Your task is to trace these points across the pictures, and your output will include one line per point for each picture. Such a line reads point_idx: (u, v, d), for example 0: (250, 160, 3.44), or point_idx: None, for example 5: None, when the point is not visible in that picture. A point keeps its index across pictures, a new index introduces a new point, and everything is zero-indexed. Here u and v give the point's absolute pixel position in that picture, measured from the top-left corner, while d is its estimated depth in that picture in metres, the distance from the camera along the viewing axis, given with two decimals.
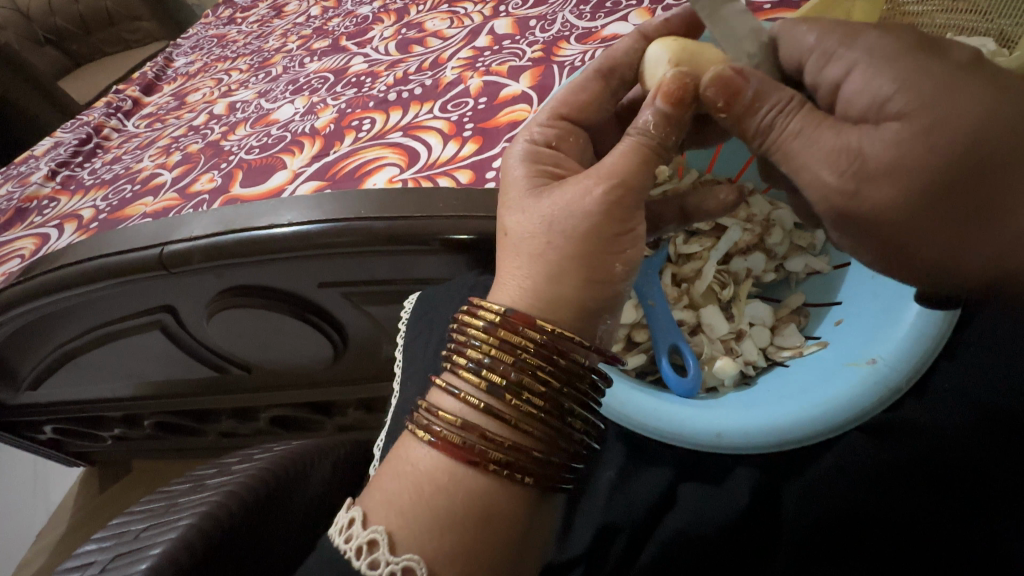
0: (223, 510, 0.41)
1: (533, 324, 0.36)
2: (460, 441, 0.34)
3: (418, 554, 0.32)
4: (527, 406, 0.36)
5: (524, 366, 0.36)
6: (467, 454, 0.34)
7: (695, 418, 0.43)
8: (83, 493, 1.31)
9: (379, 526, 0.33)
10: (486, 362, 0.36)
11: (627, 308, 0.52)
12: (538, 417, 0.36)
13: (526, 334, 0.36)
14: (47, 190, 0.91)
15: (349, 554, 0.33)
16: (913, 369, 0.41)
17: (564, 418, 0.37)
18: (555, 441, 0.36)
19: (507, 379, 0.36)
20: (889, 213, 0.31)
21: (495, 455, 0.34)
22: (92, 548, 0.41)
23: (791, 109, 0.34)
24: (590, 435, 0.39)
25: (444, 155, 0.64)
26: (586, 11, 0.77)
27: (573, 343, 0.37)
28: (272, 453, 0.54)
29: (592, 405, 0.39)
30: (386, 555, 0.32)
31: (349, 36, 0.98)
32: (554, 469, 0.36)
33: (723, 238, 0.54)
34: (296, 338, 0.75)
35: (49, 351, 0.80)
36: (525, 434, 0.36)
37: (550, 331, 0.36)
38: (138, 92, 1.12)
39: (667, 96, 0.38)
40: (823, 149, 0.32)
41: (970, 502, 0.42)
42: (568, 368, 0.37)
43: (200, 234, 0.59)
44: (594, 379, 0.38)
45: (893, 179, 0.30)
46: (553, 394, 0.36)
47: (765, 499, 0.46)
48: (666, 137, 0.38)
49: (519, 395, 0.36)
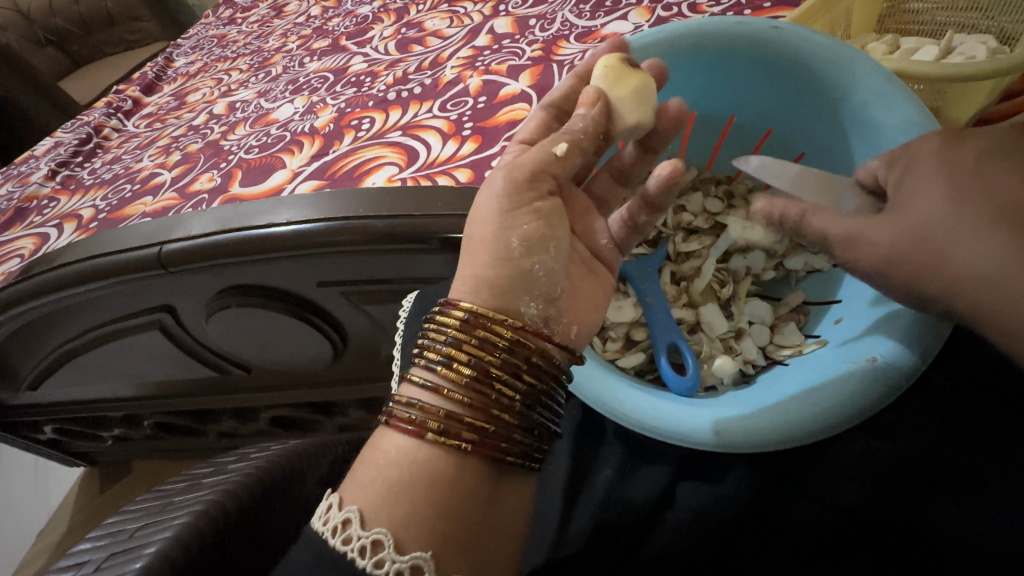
0: (218, 509, 0.41)
1: (458, 304, 0.38)
2: (403, 417, 0.36)
3: (387, 528, 0.32)
4: (459, 376, 0.37)
5: (455, 340, 0.37)
6: (409, 427, 0.35)
7: (687, 415, 0.43)
8: (83, 494, 1.31)
9: (353, 506, 0.32)
10: (425, 343, 0.39)
11: (626, 306, 0.52)
12: (468, 384, 0.36)
13: (452, 313, 0.38)
14: (46, 190, 0.91)
15: (323, 534, 0.32)
16: (914, 367, 0.40)
17: (497, 388, 0.37)
18: (491, 410, 0.36)
19: (441, 354, 0.37)
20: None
21: (432, 424, 0.35)
22: (86, 546, 0.41)
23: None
24: (545, 415, 0.39)
25: (443, 154, 0.64)
26: (586, 10, 0.77)
27: (493, 316, 0.38)
28: (268, 452, 0.54)
29: (544, 382, 0.39)
30: (358, 529, 0.31)
31: (349, 36, 0.98)
32: (496, 440, 0.36)
33: (723, 236, 0.55)
34: (296, 338, 0.75)
35: (49, 351, 0.81)
36: (464, 405, 0.36)
37: (473, 308, 0.38)
38: (138, 92, 1.12)
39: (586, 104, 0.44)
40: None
41: (974, 503, 0.42)
42: (496, 338, 0.37)
43: (198, 233, 0.59)
44: (531, 351, 0.38)
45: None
46: (482, 363, 0.37)
47: (766, 498, 0.45)
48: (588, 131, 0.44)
49: (451, 366, 0.37)
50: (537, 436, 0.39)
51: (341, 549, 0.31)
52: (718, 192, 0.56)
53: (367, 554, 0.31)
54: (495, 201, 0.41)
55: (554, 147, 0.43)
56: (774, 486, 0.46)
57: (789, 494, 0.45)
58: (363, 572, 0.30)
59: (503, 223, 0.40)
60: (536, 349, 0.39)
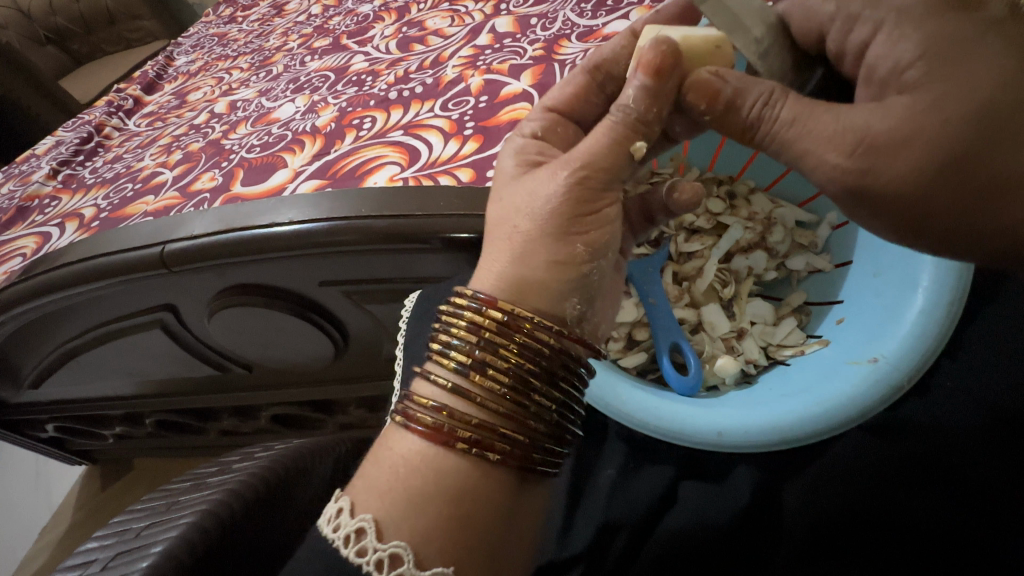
0: (224, 508, 0.41)
1: (495, 303, 0.37)
2: (431, 424, 0.35)
3: (405, 540, 0.32)
4: (493, 383, 0.36)
5: (489, 343, 0.37)
6: (438, 435, 0.35)
7: (700, 416, 0.43)
8: (84, 492, 1.31)
9: (367, 515, 0.33)
10: (454, 343, 0.37)
11: (628, 306, 0.52)
12: (502, 394, 0.36)
13: (489, 313, 0.37)
14: (48, 188, 0.91)
15: (336, 543, 0.33)
16: (914, 368, 0.41)
17: (535, 398, 0.37)
18: (524, 420, 0.37)
19: (473, 358, 0.37)
20: (908, 184, 0.33)
21: (462, 433, 0.35)
22: (93, 545, 0.42)
23: (776, 100, 0.35)
24: (569, 419, 0.40)
25: (444, 154, 0.64)
26: (587, 9, 0.77)
27: (539, 322, 0.37)
28: (273, 451, 0.54)
29: (569, 386, 0.39)
30: (373, 542, 0.32)
31: (349, 35, 0.98)
32: (527, 450, 0.36)
33: (724, 237, 0.54)
34: (298, 337, 0.75)
35: (52, 350, 0.81)
36: (496, 413, 0.36)
37: (512, 309, 0.37)
38: (139, 91, 1.11)
39: (648, 68, 0.36)
40: (826, 134, 0.34)
41: (972, 500, 0.42)
42: (537, 345, 0.37)
43: (201, 232, 0.59)
44: (564, 356, 0.38)
45: (905, 155, 0.32)
46: (521, 371, 0.37)
47: (767, 497, 0.46)
48: (647, 111, 0.37)
49: (485, 372, 0.36)
50: (560, 440, 0.39)
51: (356, 561, 0.32)
52: (720, 192, 0.55)
53: (385, 567, 0.31)
54: (493, 199, 0.41)
55: (630, 146, 0.38)
56: (775, 484, 0.46)
57: (791, 492, 0.45)
58: None
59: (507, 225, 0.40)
60: (571, 357, 0.39)
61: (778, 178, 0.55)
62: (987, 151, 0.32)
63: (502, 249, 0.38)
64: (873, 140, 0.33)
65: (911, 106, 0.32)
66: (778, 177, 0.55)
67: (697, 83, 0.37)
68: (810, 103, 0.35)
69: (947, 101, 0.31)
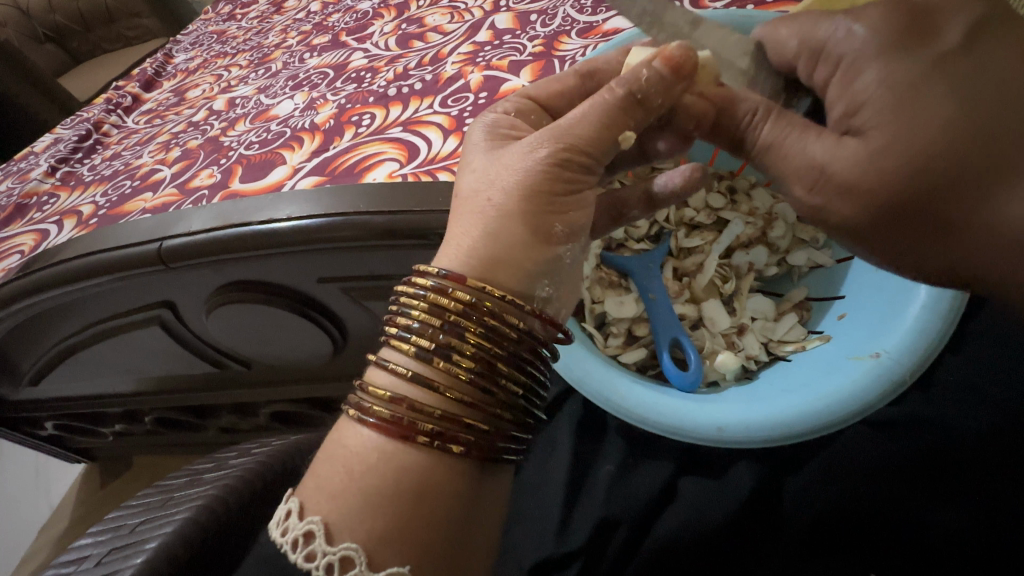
0: (219, 504, 0.41)
1: (460, 283, 0.37)
2: (390, 416, 0.35)
3: (356, 542, 0.33)
4: (455, 370, 0.36)
5: (451, 327, 0.36)
6: (398, 427, 0.35)
7: (689, 411, 0.42)
8: (84, 490, 1.31)
9: (316, 517, 0.34)
10: (414, 328, 0.37)
11: (628, 301, 0.52)
12: (467, 379, 0.36)
13: (453, 294, 0.36)
14: (46, 186, 0.91)
15: (284, 548, 0.34)
16: (918, 363, 0.40)
17: (501, 383, 0.37)
18: (487, 408, 0.37)
19: (434, 344, 0.36)
20: (859, 218, 0.36)
21: (424, 425, 0.35)
22: (87, 542, 0.41)
23: (760, 119, 0.38)
24: (533, 404, 0.40)
25: (444, 150, 0.64)
26: (587, 5, 0.77)
27: (506, 300, 0.37)
28: (269, 447, 0.54)
29: (535, 370, 0.39)
30: (322, 545, 0.33)
31: (349, 32, 0.97)
32: (492, 438, 0.36)
33: (725, 232, 0.54)
34: (296, 334, 0.75)
35: (50, 347, 0.81)
36: (457, 402, 0.36)
37: (475, 288, 0.37)
38: (138, 88, 1.11)
39: (667, 61, 0.38)
40: (791, 166, 0.37)
41: (972, 499, 0.42)
42: (502, 327, 0.37)
43: (198, 229, 0.59)
44: (529, 338, 0.38)
45: (851, 195, 0.35)
46: (484, 354, 0.36)
47: (767, 493, 0.45)
48: (648, 97, 0.38)
49: (447, 358, 0.36)
50: (523, 427, 0.39)
51: (304, 565, 0.33)
52: (721, 187, 0.55)
53: (335, 569, 0.32)
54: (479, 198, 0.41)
55: (620, 132, 0.39)
56: (776, 480, 0.46)
57: (792, 488, 0.45)
58: None
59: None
60: (535, 338, 0.39)
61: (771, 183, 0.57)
62: (938, 195, 0.33)
63: (475, 227, 0.38)
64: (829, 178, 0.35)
65: (863, 148, 0.34)
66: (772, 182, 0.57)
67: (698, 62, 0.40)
68: (788, 125, 0.37)
69: (900, 145, 0.33)
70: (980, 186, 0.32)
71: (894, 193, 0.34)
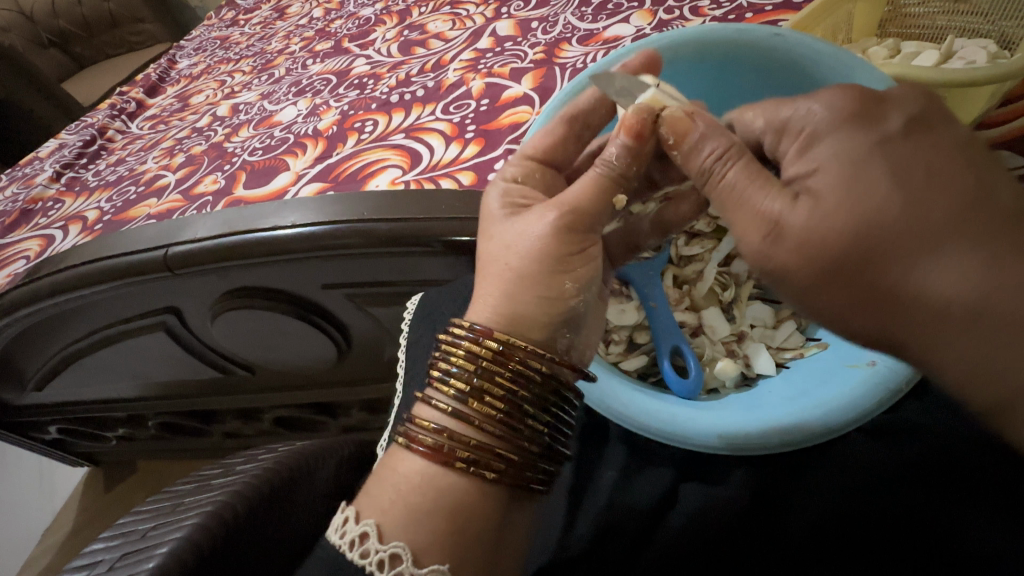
0: (229, 510, 0.42)
1: (492, 334, 0.38)
2: (433, 444, 0.36)
3: (404, 541, 0.33)
4: (489, 409, 0.37)
5: (484, 371, 0.37)
6: (439, 455, 0.36)
7: (693, 419, 0.43)
8: (86, 494, 1.32)
9: (370, 520, 0.34)
10: (452, 371, 0.38)
11: (628, 309, 0.53)
12: (499, 419, 0.37)
13: (486, 343, 0.37)
14: (51, 191, 0.92)
15: (341, 548, 0.34)
16: (914, 371, 0.41)
17: (528, 423, 0.38)
18: (518, 441, 0.38)
19: (471, 386, 0.37)
20: (803, 279, 0.32)
21: (461, 453, 0.36)
22: (99, 546, 0.42)
23: (728, 157, 0.35)
24: (557, 439, 0.41)
25: (446, 157, 0.64)
26: (588, 12, 0.78)
27: (532, 349, 0.38)
28: (275, 453, 0.55)
29: (561, 409, 0.41)
30: (375, 543, 0.33)
31: (351, 38, 0.98)
32: (519, 472, 0.37)
33: (723, 241, 0.54)
34: (300, 340, 0.76)
35: (55, 352, 0.81)
36: (489, 434, 0.37)
37: (507, 339, 0.37)
38: (142, 94, 1.12)
39: (629, 130, 0.39)
40: (744, 212, 0.34)
41: (973, 506, 0.42)
42: (531, 373, 0.38)
43: (204, 236, 0.59)
44: (559, 381, 0.39)
45: (802, 246, 0.31)
46: (511, 396, 0.38)
47: (767, 497, 0.46)
48: (627, 169, 0.40)
49: (482, 399, 0.37)
50: (552, 461, 0.40)
51: (360, 563, 0.33)
52: None
53: (386, 567, 0.33)
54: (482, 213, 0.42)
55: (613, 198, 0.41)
56: (772, 485, 0.47)
57: (792, 493, 0.46)
58: None
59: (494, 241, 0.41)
60: (562, 382, 0.40)
61: None
62: (896, 254, 0.28)
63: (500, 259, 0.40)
64: (780, 229, 0.32)
65: (816, 206, 0.31)
66: None
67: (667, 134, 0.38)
68: (742, 183, 0.34)
69: (841, 207, 0.30)
70: (915, 249, 0.28)
71: (833, 253, 0.30)
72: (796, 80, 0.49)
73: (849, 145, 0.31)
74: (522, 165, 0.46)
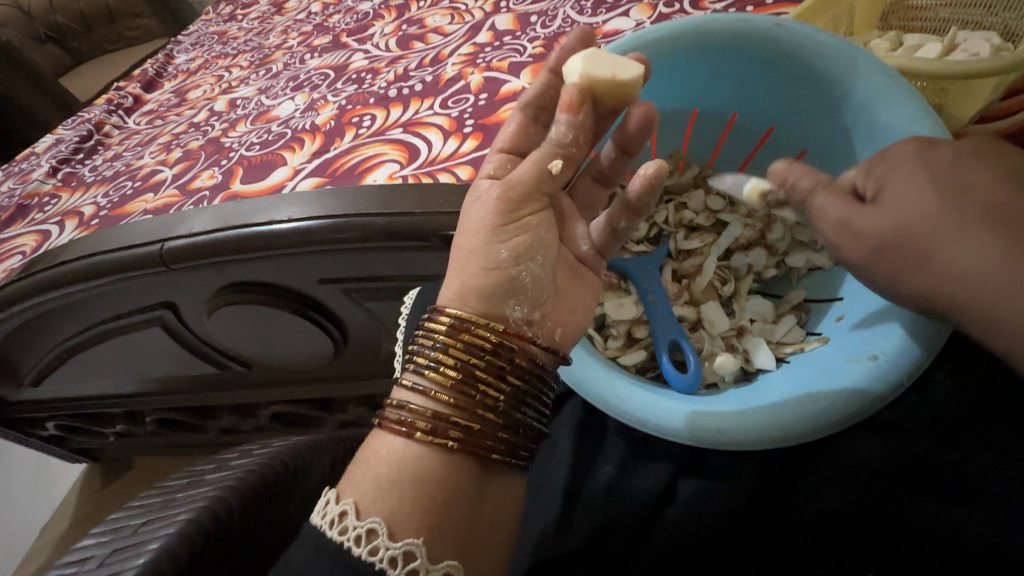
0: (221, 505, 0.41)
1: (443, 310, 0.39)
2: (395, 418, 0.36)
3: (381, 517, 0.33)
4: (446, 381, 0.37)
5: (441, 345, 0.38)
6: (400, 427, 0.36)
7: (679, 408, 0.43)
8: (85, 491, 1.31)
9: (349, 499, 0.34)
10: (414, 349, 0.39)
11: (627, 303, 0.52)
12: (457, 389, 0.37)
13: (438, 318, 0.39)
14: (47, 187, 0.91)
15: (321, 527, 0.33)
16: (914, 366, 0.41)
17: (483, 389, 0.38)
18: (477, 411, 0.37)
19: (427, 359, 0.38)
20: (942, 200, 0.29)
21: (421, 424, 0.36)
22: (90, 542, 0.42)
23: None
24: (529, 415, 0.40)
25: (444, 151, 0.64)
26: (587, 6, 0.77)
27: (480, 321, 0.38)
28: (270, 448, 0.54)
29: (532, 385, 0.40)
30: (352, 519, 0.32)
31: (349, 33, 0.97)
32: (482, 438, 0.36)
33: (724, 234, 0.55)
34: (297, 335, 0.75)
35: (51, 348, 0.81)
36: (446, 404, 0.37)
37: (456, 313, 0.39)
38: (139, 89, 1.11)
39: (570, 107, 0.40)
40: None
41: (973, 508, 0.42)
42: (482, 341, 0.38)
43: (199, 230, 0.59)
44: (515, 351, 0.39)
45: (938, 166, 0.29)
46: (468, 365, 0.37)
47: (766, 495, 0.46)
48: (574, 140, 0.41)
49: (437, 371, 0.37)
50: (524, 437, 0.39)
51: (337, 539, 0.32)
52: (721, 188, 0.56)
53: (362, 542, 0.32)
54: (475, 205, 0.42)
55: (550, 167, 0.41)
56: (772, 482, 0.46)
57: (791, 491, 0.45)
58: (359, 560, 0.31)
59: (490, 235, 0.40)
60: (520, 353, 0.39)
61: (716, 151, 0.58)
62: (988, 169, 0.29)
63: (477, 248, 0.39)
64: None
65: None
66: (716, 150, 0.58)
67: None
68: None
69: None
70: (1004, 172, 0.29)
71: None
72: (791, 71, 0.48)
73: None
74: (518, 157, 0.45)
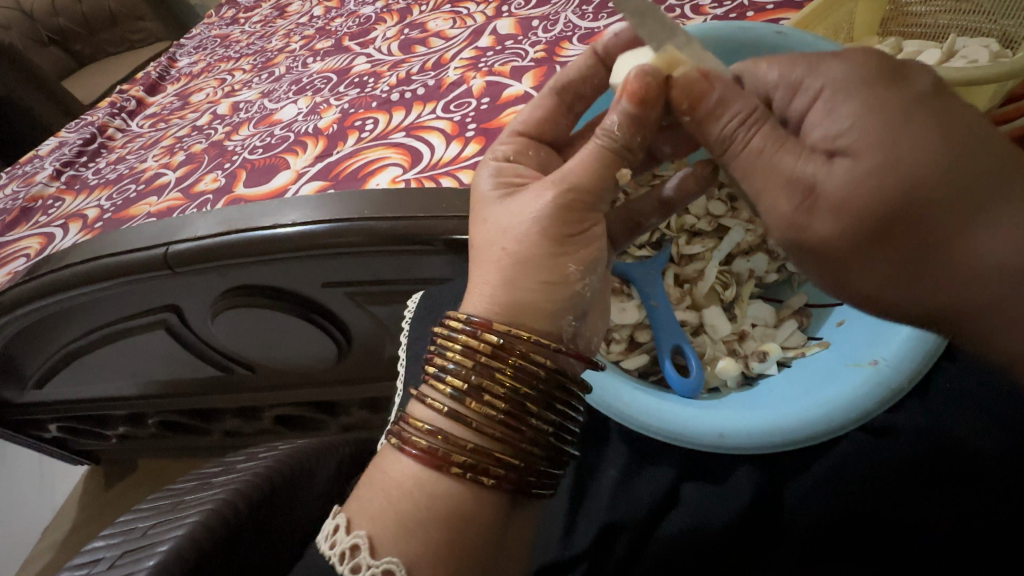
0: (229, 509, 0.41)
1: (491, 327, 0.37)
2: (428, 448, 0.36)
3: (397, 556, 0.34)
4: (489, 410, 0.37)
5: (481, 368, 0.37)
6: (433, 458, 0.36)
7: (694, 417, 0.43)
8: (86, 493, 1.32)
9: (361, 531, 0.35)
10: (450, 369, 0.38)
11: (629, 308, 0.53)
12: (500, 421, 0.37)
13: (484, 337, 0.37)
14: (51, 189, 0.92)
15: (333, 559, 0.34)
16: (914, 372, 0.41)
17: (532, 423, 0.38)
18: (518, 445, 0.37)
19: (468, 384, 0.37)
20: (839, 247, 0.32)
21: (458, 458, 0.36)
22: (99, 545, 0.42)
23: (752, 120, 0.34)
24: (563, 439, 0.40)
25: (447, 156, 0.64)
26: (589, 11, 0.78)
27: (536, 340, 0.38)
28: (276, 451, 0.55)
29: (565, 407, 0.40)
30: (367, 558, 0.33)
31: (352, 37, 0.98)
32: (511, 459, 0.37)
33: (725, 239, 0.55)
34: (301, 339, 0.76)
35: (55, 351, 0.81)
36: (490, 437, 0.37)
37: (507, 330, 0.37)
38: (142, 92, 1.12)
39: (632, 95, 0.37)
40: (780, 177, 0.33)
41: (974, 514, 0.42)
42: (536, 370, 0.38)
43: (204, 234, 0.59)
44: (558, 375, 0.38)
45: (834, 215, 0.32)
46: (510, 394, 0.37)
47: (766, 499, 0.46)
48: (629, 140, 0.38)
49: (479, 398, 0.37)
50: (553, 462, 0.40)
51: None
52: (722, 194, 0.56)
53: None
54: (482, 208, 0.42)
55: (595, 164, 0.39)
56: (773, 486, 0.46)
57: (793, 492, 0.46)
58: None
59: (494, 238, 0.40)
60: (568, 376, 0.39)
61: None
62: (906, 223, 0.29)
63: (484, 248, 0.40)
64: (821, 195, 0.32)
65: (857, 168, 0.30)
66: None
67: (677, 97, 0.37)
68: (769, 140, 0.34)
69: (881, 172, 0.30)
70: (956, 220, 0.28)
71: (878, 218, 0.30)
72: None
73: (875, 106, 0.31)
74: (518, 155, 0.46)
